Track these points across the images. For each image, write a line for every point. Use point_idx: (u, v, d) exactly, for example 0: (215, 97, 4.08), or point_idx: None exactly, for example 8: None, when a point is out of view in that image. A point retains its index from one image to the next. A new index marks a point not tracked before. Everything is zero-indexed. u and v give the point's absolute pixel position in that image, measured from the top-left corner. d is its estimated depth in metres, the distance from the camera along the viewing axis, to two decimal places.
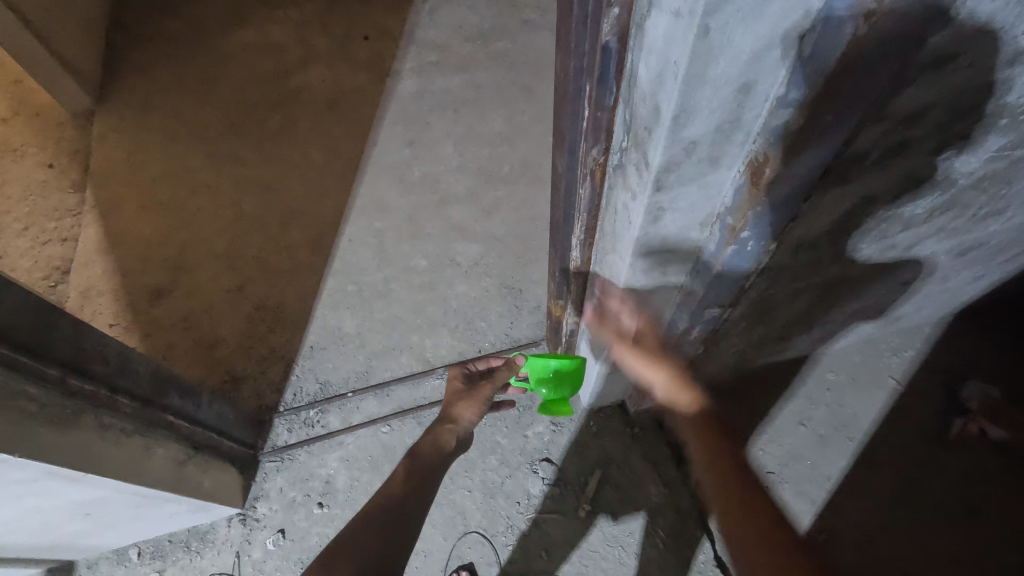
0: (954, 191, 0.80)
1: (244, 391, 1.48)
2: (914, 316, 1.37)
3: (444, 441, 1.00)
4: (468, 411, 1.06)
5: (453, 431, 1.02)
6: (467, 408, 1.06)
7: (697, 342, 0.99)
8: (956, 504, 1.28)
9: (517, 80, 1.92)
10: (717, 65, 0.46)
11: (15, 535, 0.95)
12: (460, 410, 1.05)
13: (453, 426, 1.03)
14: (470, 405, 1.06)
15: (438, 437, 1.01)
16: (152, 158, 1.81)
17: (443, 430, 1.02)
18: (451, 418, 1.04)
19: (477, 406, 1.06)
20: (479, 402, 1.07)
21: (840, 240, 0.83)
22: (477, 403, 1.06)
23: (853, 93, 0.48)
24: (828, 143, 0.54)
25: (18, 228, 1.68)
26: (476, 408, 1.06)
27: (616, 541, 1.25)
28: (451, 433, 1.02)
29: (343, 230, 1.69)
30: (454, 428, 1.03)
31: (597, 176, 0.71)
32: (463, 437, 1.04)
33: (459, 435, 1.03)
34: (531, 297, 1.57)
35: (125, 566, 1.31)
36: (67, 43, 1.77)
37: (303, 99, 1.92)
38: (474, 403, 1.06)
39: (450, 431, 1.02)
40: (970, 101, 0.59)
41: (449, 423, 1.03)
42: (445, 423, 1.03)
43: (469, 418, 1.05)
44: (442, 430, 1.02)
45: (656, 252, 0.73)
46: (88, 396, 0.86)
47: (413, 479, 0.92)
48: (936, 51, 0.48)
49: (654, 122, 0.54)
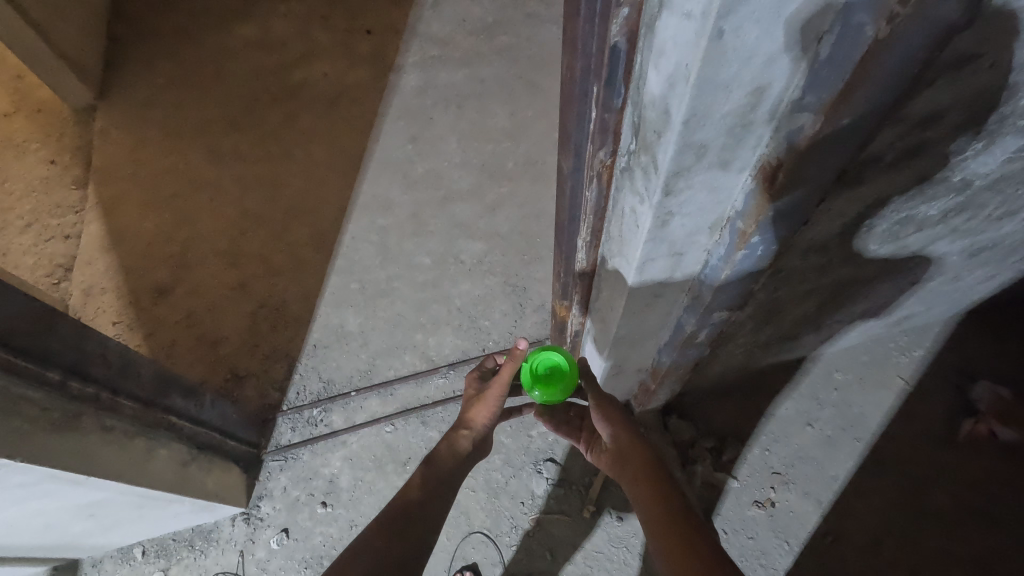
0: (970, 192, 0.78)
1: (248, 390, 1.48)
2: (923, 315, 1.35)
3: (457, 446, 0.96)
4: (481, 414, 0.99)
5: (468, 437, 0.98)
6: (479, 411, 0.99)
7: (704, 343, 0.97)
8: (965, 509, 1.27)
9: (521, 75, 1.90)
10: (730, 68, 0.45)
11: (18, 537, 0.95)
12: (473, 415, 0.99)
13: (468, 432, 0.99)
14: (481, 408, 0.99)
15: (450, 442, 0.97)
16: (153, 154, 1.80)
17: (457, 436, 0.99)
18: (464, 424, 0.99)
19: (488, 407, 0.99)
20: (490, 402, 0.99)
21: (851, 242, 0.81)
22: (488, 404, 0.99)
23: (870, 98, 0.47)
24: (843, 147, 0.53)
25: (21, 225, 1.68)
26: (489, 410, 0.99)
27: (620, 541, 1.25)
28: (465, 439, 0.98)
29: (346, 227, 1.68)
30: (468, 433, 0.99)
31: (604, 177, 0.70)
32: (479, 441, 1.00)
33: (474, 441, 0.99)
34: (534, 295, 1.55)
35: (130, 565, 1.31)
36: (67, 38, 1.76)
37: (305, 94, 1.90)
38: (485, 405, 0.99)
39: (464, 436, 0.98)
40: (990, 103, 0.57)
41: (463, 430, 0.99)
42: (459, 429, 0.99)
43: (483, 420, 0.99)
44: (455, 436, 0.98)
45: (664, 255, 0.72)
46: (89, 399, 0.85)
47: (428, 481, 0.92)
48: (959, 53, 0.46)
49: (663, 127, 0.52)
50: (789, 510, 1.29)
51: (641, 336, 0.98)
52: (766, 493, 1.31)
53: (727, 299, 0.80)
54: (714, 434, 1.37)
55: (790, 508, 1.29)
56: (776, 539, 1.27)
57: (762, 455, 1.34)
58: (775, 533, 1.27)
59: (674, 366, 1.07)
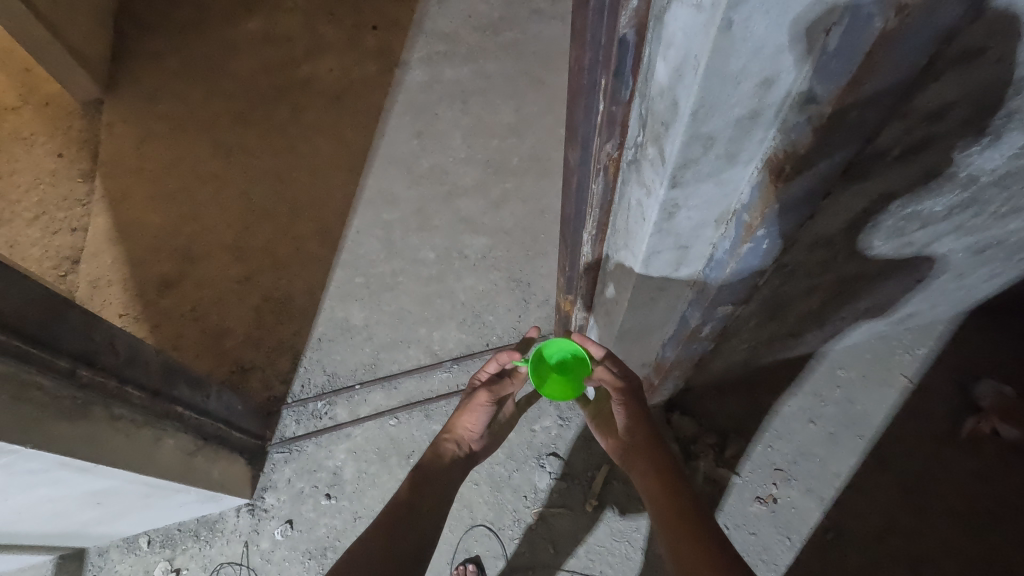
0: (976, 187, 0.78)
1: (253, 382, 1.49)
2: (927, 313, 1.35)
3: (442, 450, 1.01)
4: (466, 423, 1.05)
5: (450, 441, 1.03)
6: (464, 418, 1.05)
7: (708, 338, 0.98)
8: (968, 507, 1.27)
9: (527, 71, 1.90)
10: (738, 60, 0.45)
11: (27, 523, 0.96)
12: (458, 422, 1.05)
13: (449, 436, 1.04)
14: (466, 414, 1.05)
15: (436, 447, 1.02)
16: (160, 148, 1.81)
17: (442, 441, 1.04)
18: (449, 428, 1.05)
19: (471, 415, 1.04)
20: (476, 412, 1.04)
21: (857, 238, 0.81)
22: (474, 413, 1.04)
23: (877, 89, 0.47)
24: (852, 138, 0.53)
25: (28, 218, 1.69)
26: (474, 418, 1.05)
27: (622, 536, 1.25)
28: (448, 443, 1.03)
29: (351, 222, 1.69)
30: (452, 437, 1.04)
31: (610, 170, 0.71)
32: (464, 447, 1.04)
33: (456, 445, 1.03)
34: (538, 290, 1.56)
35: (136, 554, 1.32)
36: (75, 32, 1.77)
37: (311, 89, 1.91)
38: (471, 414, 1.04)
39: (449, 441, 1.03)
40: (998, 98, 0.57)
41: (447, 434, 1.05)
42: (444, 433, 1.05)
43: (465, 427, 1.05)
44: (440, 441, 1.04)
45: (670, 248, 0.72)
46: (98, 387, 0.87)
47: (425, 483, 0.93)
48: (968, 45, 0.46)
49: (672, 118, 0.52)
50: (792, 506, 1.29)
51: (646, 330, 0.98)
52: (768, 489, 1.31)
53: (731, 294, 0.80)
54: (717, 430, 1.38)
55: (792, 504, 1.29)
56: (778, 536, 1.27)
57: (766, 452, 1.35)
58: (777, 529, 1.28)
59: (677, 361, 1.08)
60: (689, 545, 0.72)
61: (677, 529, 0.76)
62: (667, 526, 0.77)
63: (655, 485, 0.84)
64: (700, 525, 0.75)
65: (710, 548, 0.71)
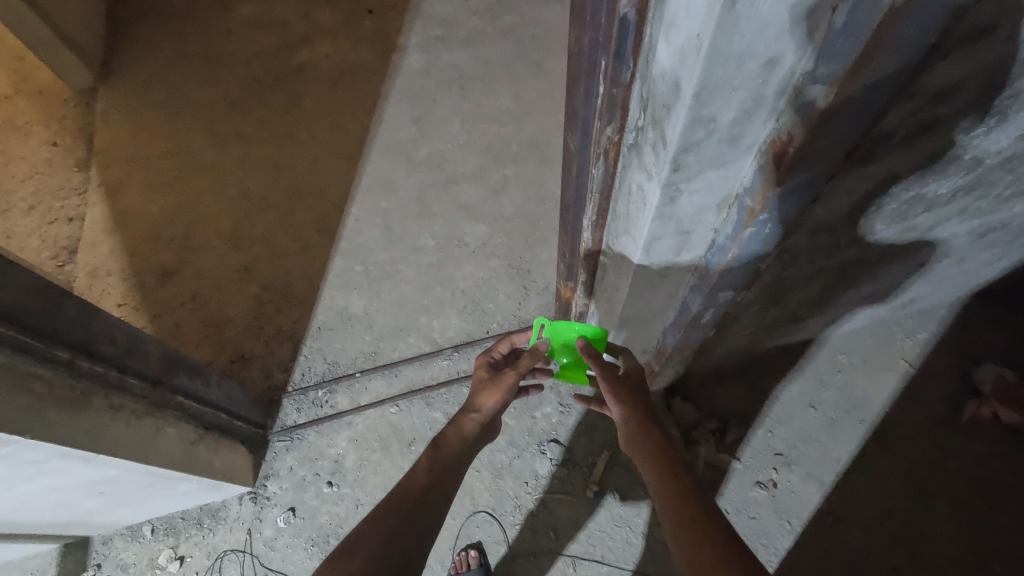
0: (981, 170, 0.77)
1: (253, 371, 1.48)
2: (929, 298, 1.34)
3: (464, 429, 1.01)
4: (491, 400, 1.05)
5: (475, 420, 1.03)
6: (490, 397, 1.05)
7: (708, 325, 0.97)
8: (967, 491, 1.28)
9: (527, 55, 1.88)
10: (742, 39, 0.44)
11: (30, 512, 0.97)
12: (483, 399, 1.05)
13: (476, 415, 1.04)
14: (492, 393, 1.05)
15: (459, 426, 1.01)
16: (155, 137, 1.79)
17: (465, 419, 1.03)
18: (473, 407, 1.05)
19: (499, 394, 1.04)
20: (502, 390, 1.05)
21: (858, 223, 0.81)
22: (500, 391, 1.05)
23: (884, 70, 0.46)
24: (857, 120, 0.52)
25: (24, 208, 1.68)
26: (500, 396, 1.05)
27: (624, 521, 1.26)
28: (471, 422, 1.03)
29: (349, 209, 1.68)
30: (476, 416, 1.04)
31: (610, 155, 0.70)
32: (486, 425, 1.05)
33: (481, 424, 1.03)
34: (538, 277, 1.55)
35: (139, 542, 1.33)
36: (66, 17, 1.74)
37: (308, 75, 1.89)
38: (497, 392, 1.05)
39: (471, 420, 1.03)
40: (1010, 74, 0.55)
41: (472, 413, 1.04)
42: (469, 413, 1.04)
43: (491, 406, 1.05)
44: (463, 419, 1.03)
45: (671, 234, 0.71)
46: (97, 377, 0.86)
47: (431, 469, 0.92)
48: (979, 22, 0.45)
49: (674, 100, 0.51)
50: (791, 491, 1.30)
51: (647, 316, 0.98)
52: (768, 474, 1.32)
53: (733, 279, 0.80)
54: (717, 416, 1.38)
55: (791, 489, 1.30)
56: (778, 520, 1.28)
57: (766, 438, 1.35)
58: (776, 514, 1.29)
59: (678, 348, 1.08)
60: (693, 537, 0.71)
61: (680, 520, 0.75)
62: (671, 518, 0.76)
63: (656, 477, 0.83)
64: (705, 516, 0.73)
65: (711, 536, 0.70)
